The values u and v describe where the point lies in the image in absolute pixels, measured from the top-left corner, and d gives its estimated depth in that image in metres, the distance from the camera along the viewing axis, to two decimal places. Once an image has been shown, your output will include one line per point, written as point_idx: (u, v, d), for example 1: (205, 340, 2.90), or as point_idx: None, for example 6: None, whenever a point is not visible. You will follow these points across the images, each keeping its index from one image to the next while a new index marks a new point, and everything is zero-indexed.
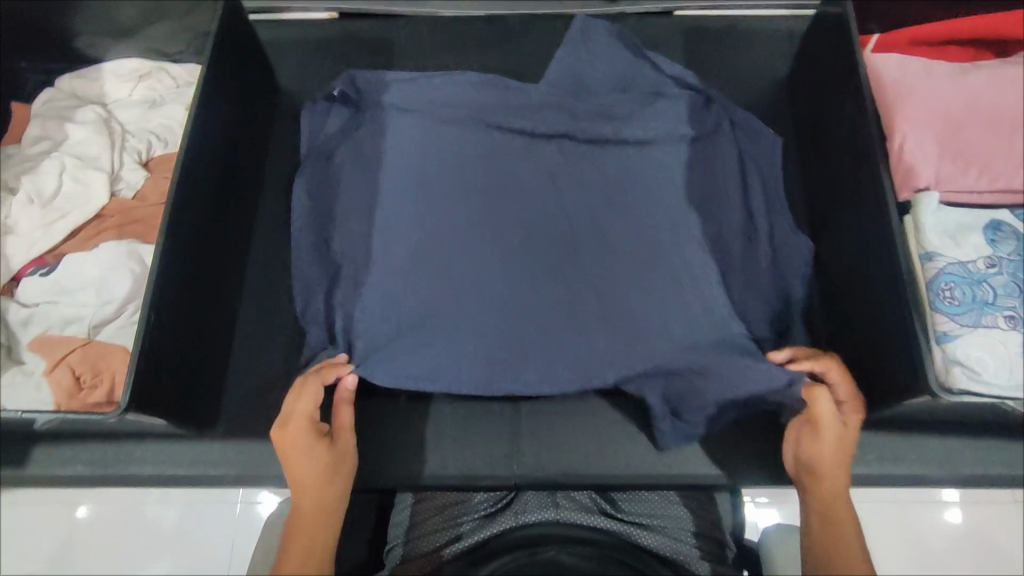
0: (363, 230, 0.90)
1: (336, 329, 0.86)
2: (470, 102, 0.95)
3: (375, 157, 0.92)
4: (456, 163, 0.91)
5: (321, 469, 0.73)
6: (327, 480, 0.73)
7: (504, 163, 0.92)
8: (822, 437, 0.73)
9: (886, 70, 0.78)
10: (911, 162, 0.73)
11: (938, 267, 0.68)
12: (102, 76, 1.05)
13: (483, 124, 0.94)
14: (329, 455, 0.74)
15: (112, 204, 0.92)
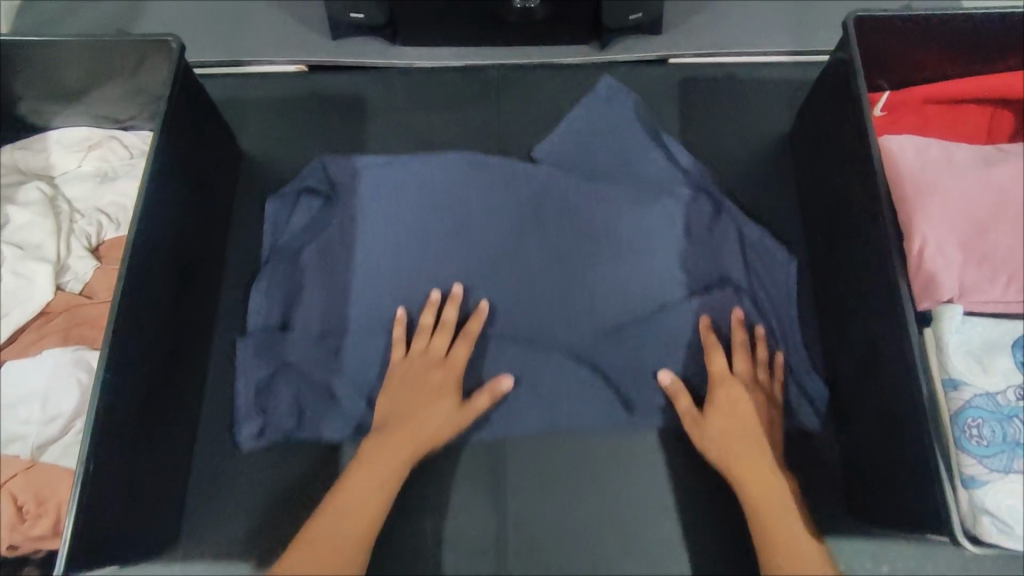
0: (335, 334, 0.83)
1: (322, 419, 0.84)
2: (452, 187, 0.86)
3: (343, 254, 0.85)
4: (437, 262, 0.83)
5: (439, 418, 0.78)
6: (433, 414, 0.78)
7: (492, 261, 0.84)
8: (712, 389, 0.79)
9: (902, 159, 0.71)
10: (932, 269, 0.66)
11: (963, 399, 0.61)
12: (47, 146, 0.96)
13: (466, 215, 0.85)
14: (441, 396, 0.79)
15: (57, 300, 0.84)
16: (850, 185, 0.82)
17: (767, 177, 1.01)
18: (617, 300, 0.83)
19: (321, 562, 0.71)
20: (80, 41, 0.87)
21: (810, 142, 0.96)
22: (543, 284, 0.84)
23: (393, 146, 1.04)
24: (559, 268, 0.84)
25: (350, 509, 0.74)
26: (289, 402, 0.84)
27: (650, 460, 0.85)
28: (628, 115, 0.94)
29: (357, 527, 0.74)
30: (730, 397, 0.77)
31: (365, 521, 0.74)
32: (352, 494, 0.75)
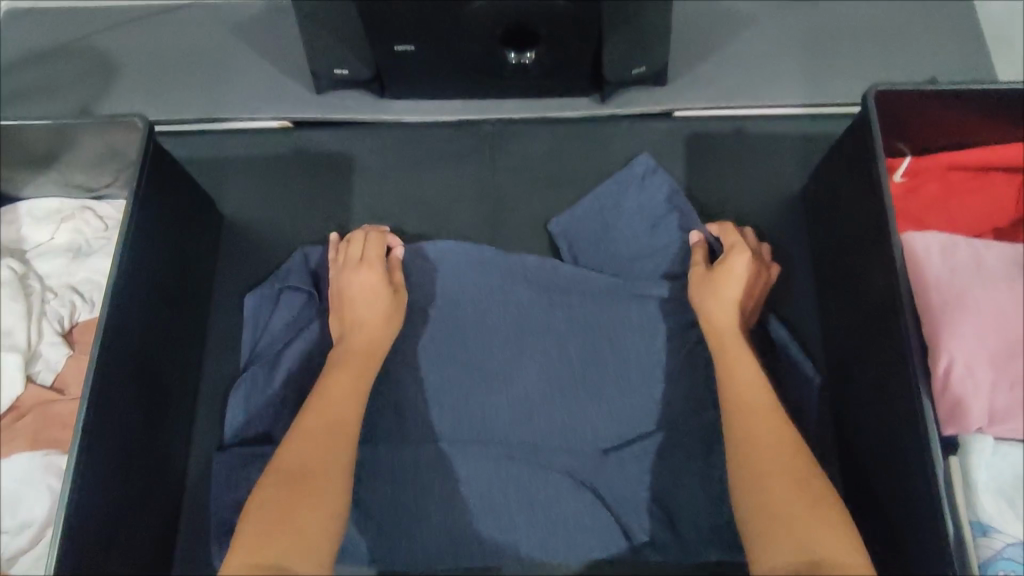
0: None
1: None
2: (442, 300, 0.86)
3: None
4: (426, 386, 0.83)
5: (380, 316, 0.80)
6: (378, 327, 0.80)
7: (484, 383, 0.84)
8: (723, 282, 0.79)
9: (928, 264, 0.65)
10: (961, 394, 0.60)
11: (995, 546, 0.57)
12: (18, 218, 0.92)
13: (456, 331, 0.85)
14: (373, 296, 0.81)
15: (28, 393, 0.80)
16: (872, 273, 0.76)
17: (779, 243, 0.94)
18: (605, 422, 0.83)
19: (279, 521, 0.62)
20: (47, 122, 0.83)
21: (824, 211, 0.89)
22: (532, 409, 0.83)
23: (382, 209, 0.98)
24: (549, 386, 0.84)
25: (310, 438, 0.69)
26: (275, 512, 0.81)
27: (652, 554, 0.81)
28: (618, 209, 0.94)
29: (320, 438, 0.69)
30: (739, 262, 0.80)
31: (330, 442, 0.69)
32: (310, 429, 0.70)
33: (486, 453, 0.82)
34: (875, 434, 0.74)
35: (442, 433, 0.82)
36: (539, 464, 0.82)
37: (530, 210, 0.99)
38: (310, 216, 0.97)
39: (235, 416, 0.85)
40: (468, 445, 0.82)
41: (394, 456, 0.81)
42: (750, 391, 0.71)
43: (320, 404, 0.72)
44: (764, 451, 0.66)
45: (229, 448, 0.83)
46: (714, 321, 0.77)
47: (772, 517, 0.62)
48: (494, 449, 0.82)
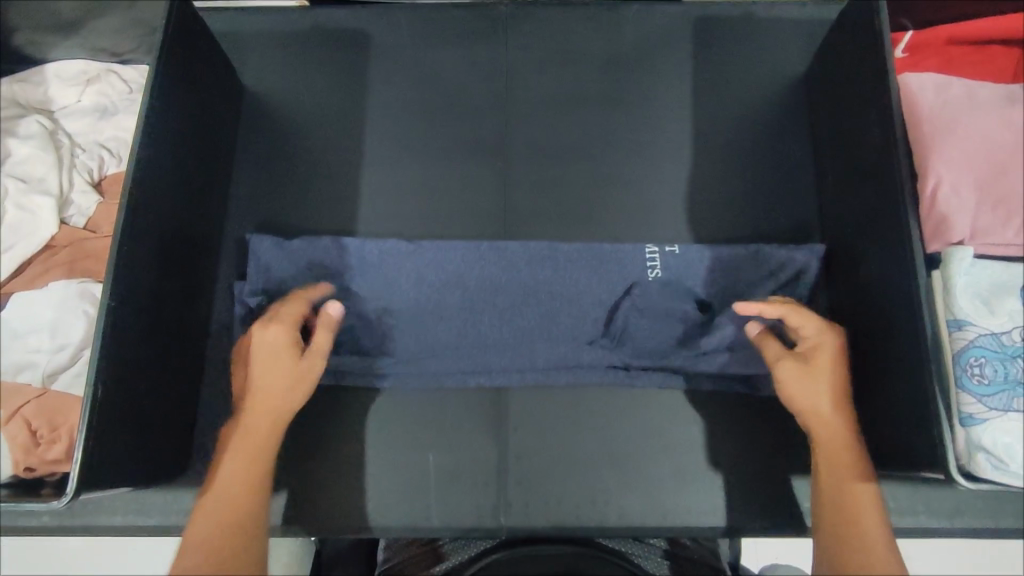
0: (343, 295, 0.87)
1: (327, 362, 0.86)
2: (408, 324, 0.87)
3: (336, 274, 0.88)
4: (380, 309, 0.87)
5: (285, 377, 0.76)
6: (281, 388, 0.76)
7: (500, 242, 0.90)
8: (785, 379, 0.72)
9: (922, 98, 0.70)
10: (944, 211, 0.65)
11: (967, 339, 0.62)
12: (44, 79, 0.95)
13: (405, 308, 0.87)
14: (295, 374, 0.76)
15: (62, 234, 0.84)
16: (867, 128, 0.79)
17: (784, 123, 0.97)
18: (616, 280, 0.88)
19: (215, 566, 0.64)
20: None
21: (830, 90, 0.91)
22: (548, 257, 0.89)
23: (395, 84, 0.99)
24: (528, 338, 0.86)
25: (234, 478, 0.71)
26: None
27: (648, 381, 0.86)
28: (629, 94, 0.98)
29: (243, 470, 0.72)
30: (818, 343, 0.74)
31: (252, 453, 0.73)
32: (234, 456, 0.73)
33: (501, 297, 0.88)
34: (864, 264, 0.78)
35: (460, 277, 0.88)
36: (551, 307, 0.88)
37: (542, 87, 0.99)
38: (325, 91, 0.99)
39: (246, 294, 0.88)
40: (484, 289, 0.88)
41: (414, 298, 0.88)
42: (836, 442, 0.71)
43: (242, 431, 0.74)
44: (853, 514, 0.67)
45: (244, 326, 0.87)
46: (803, 404, 0.72)
47: (860, 554, 0.64)
48: (508, 294, 0.88)
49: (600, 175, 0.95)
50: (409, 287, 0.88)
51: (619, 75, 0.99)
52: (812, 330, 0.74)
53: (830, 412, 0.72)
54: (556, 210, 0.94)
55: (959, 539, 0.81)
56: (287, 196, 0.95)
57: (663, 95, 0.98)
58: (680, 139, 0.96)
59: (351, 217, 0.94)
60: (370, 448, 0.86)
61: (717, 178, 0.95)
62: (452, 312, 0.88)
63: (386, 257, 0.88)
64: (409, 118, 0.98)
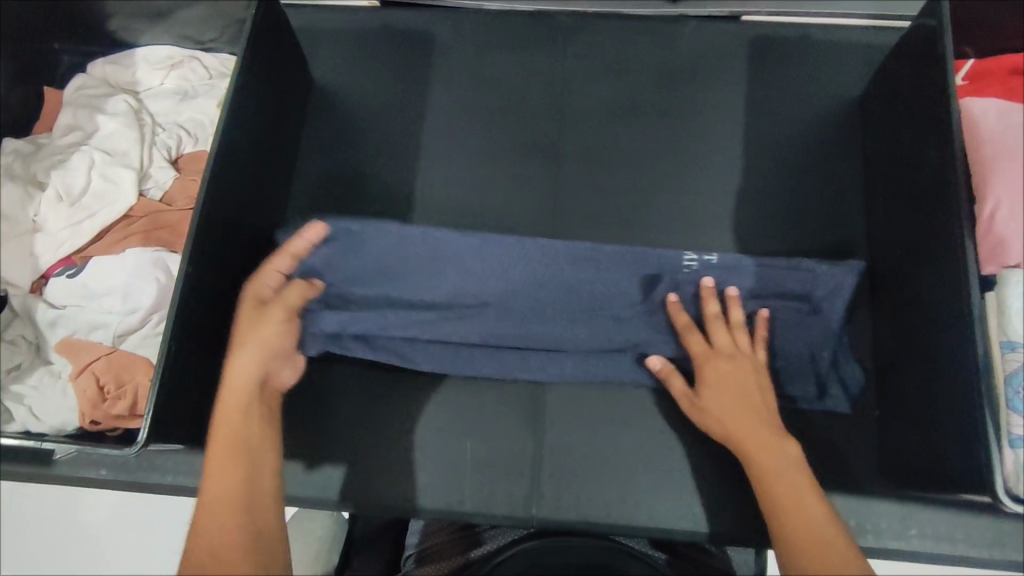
0: (388, 281, 0.86)
1: (370, 343, 0.87)
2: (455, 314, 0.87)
3: (379, 258, 0.86)
4: (426, 299, 0.86)
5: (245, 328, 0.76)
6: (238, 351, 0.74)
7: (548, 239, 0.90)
8: (692, 406, 0.80)
9: (985, 121, 0.71)
10: (1002, 234, 0.66)
11: (1018, 362, 0.63)
12: (134, 62, 1.01)
13: (452, 298, 0.87)
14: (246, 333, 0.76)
15: (139, 205, 0.89)
16: (924, 150, 0.80)
17: (836, 143, 0.98)
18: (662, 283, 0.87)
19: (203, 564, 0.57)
20: None
21: (886, 114, 0.91)
22: (597, 256, 0.87)
23: (455, 85, 1.03)
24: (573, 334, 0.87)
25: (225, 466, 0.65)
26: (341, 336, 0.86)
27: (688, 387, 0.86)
28: (680, 108, 1.01)
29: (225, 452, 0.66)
30: (704, 354, 0.80)
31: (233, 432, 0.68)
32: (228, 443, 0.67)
33: (548, 294, 0.88)
34: (914, 284, 0.78)
35: (509, 270, 0.87)
36: (595, 306, 0.88)
37: (596, 95, 1.02)
38: (389, 87, 1.04)
39: None
40: (531, 285, 0.87)
41: (459, 289, 0.86)
42: (750, 439, 0.73)
43: (227, 413, 0.69)
44: (790, 506, 0.65)
45: None
46: (708, 420, 0.78)
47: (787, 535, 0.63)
48: (555, 291, 0.87)
49: (649, 184, 0.97)
50: (455, 277, 0.86)
51: (674, 88, 1.02)
52: (697, 345, 0.81)
53: (732, 414, 0.76)
54: (604, 215, 0.96)
55: (997, 570, 0.79)
56: (346, 184, 0.99)
57: (716, 110, 1.00)
58: (731, 153, 0.98)
59: (406, 208, 0.98)
60: (409, 430, 0.88)
61: (766, 193, 0.96)
62: (500, 306, 0.87)
63: (433, 245, 0.86)
64: (467, 118, 1.02)
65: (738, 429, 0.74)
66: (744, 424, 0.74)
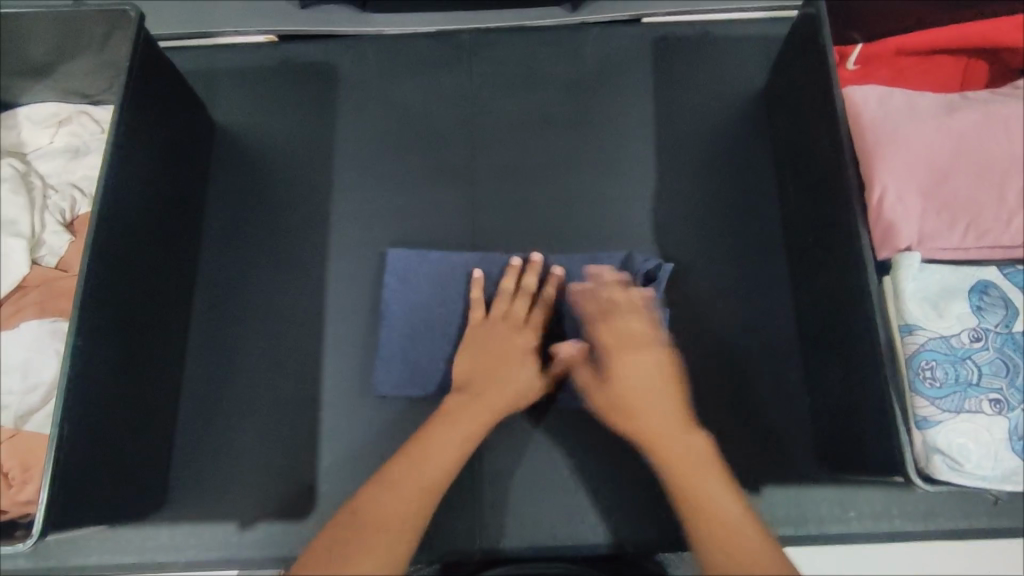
0: (360, 316, 0.92)
1: (330, 377, 0.89)
2: (410, 343, 0.89)
3: (364, 294, 0.93)
4: (395, 327, 0.89)
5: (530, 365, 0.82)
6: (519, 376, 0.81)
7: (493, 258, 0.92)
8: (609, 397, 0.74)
9: (866, 108, 0.72)
10: (891, 219, 0.67)
11: (918, 343, 0.64)
12: (17, 123, 0.96)
13: (411, 325, 0.89)
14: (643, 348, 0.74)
15: (34, 274, 0.85)
16: (819, 139, 0.81)
17: (744, 137, 0.99)
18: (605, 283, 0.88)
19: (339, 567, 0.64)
20: (49, 37, 0.90)
21: (785, 106, 0.93)
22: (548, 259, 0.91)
23: (363, 114, 1.01)
24: None
25: (401, 488, 0.71)
26: (302, 372, 0.90)
27: None
28: (591, 117, 1.01)
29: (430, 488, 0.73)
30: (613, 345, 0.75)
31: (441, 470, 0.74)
32: (415, 463, 0.74)
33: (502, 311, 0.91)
34: (824, 274, 0.80)
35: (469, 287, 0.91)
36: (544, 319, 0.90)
37: (506, 111, 1.01)
38: (295, 123, 1.01)
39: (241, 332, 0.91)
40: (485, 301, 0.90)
41: (425, 314, 0.90)
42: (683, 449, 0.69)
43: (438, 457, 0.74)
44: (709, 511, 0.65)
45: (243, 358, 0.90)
46: (642, 421, 0.71)
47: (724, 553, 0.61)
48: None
49: (568, 196, 0.97)
50: (425, 303, 0.90)
51: (583, 97, 1.02)
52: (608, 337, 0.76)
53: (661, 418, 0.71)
54: (525, 231, 0.96)
55: (933, 541, 0.82)
56: (259, 228, 0.96)
57: (627, 115, 1.00)
58: (644, 157, 0.98)
59: (323, 246, 0.95)
60: (347, 476, 0.86)
61: (681, 193, 0.96)
62: (454, 326, 0.89)
63: (409, 273, 0.91)
64: (378, 147, 1.00)
65: (662, 431, 0.70)
66: (666, 426, 0.70)
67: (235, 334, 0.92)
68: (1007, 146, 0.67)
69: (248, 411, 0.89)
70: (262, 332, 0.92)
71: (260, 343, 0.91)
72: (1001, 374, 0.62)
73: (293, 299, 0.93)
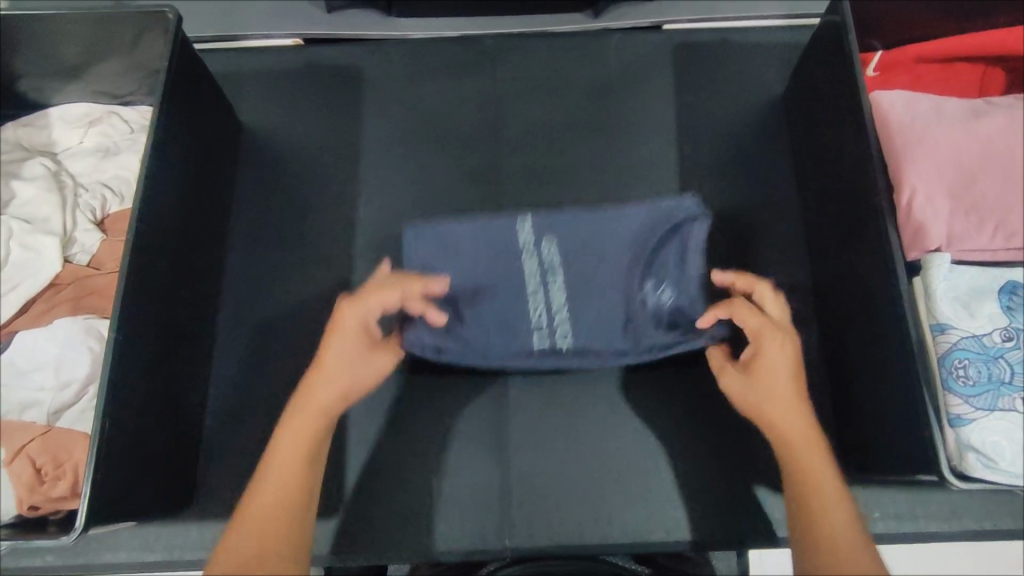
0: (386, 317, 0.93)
1: None
2: None
3: None
4: None
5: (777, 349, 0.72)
6: (781, 365, 0.72)
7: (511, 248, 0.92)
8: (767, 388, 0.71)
9: (893, 112, 0.73)
10: (920, 221, 0.69)
11: (951, 342, 0.65)
12: (49, 122, 0.97)
13: None
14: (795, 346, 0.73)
15: (66, 272, 0.85)
16: (842, 144, 0.82)
17: (765, 141, 1.00)
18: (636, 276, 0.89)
19: None
20: (82, 39, 0.91)
21: (805, 112, 0.95)
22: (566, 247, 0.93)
23: (388, 116, 1.02)
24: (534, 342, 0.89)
25: (259, 522, 0.63)
26: None
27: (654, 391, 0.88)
28: (612, 121, 1.02)
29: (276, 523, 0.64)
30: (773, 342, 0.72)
31: (291, 485, 0.66)
32: (258, 495, 0.65)
33: (558, 331, 0.84)
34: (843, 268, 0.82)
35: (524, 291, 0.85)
36: (608, 307, 0.84)
37: (528, 115, 1.02)
38: (320, 124, 1.02)
39: (269, 331, 0.92)
40: (539, 310, 0.84)
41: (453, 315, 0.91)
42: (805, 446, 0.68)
43: (274, 475, 0.66)
44: (806, 462, 0.68)
45: (272, 358, 0.91)
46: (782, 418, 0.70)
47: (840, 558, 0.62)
48: (563, 319, 0.84)
49: (591, 198, 0.98)
50: None
51: (605, 102, 1.03)
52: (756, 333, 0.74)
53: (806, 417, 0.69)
54: None
55: (956, 542, 0.82)
56: (285, 228, 0.97)
57: (648, 119, 1.02)
58: (665, 161, 1.00)
59: (350, 246, 0.96)
60: (373, 476, 0.86)
61: (703, 196, 0.97)
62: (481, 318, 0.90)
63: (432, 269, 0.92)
64: (403, 148, 1.01)
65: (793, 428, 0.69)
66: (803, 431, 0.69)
67: (261, 333, 0.92)
68: None
69: (275, 410, 0.89)
70: (290, 330, 0.92)
71: (288, 340, 0.92)
72: None
73: (320, 297, 0.94)
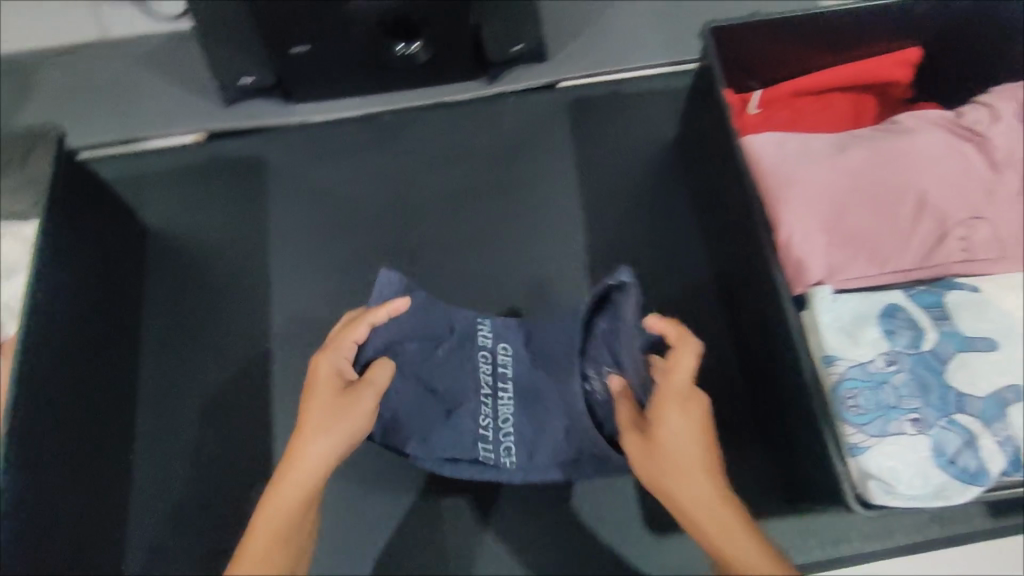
0: None
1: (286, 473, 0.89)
2: None
3: None
4: None
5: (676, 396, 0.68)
6: (681, 414, 0.67)
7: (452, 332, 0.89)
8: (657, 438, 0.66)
9: (764, 154, 0.77)
10: (800, 256, 0.71)
11: (840, 373, 0.67)
12: None
13: None
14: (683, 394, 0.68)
15: None
16: (725, 188, 0.87)
17: (665, 184, 1.04)
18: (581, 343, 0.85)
19: None
20: None
21: (695, 156, 1.00)
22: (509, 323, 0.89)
23: (297, 204, 1.03)
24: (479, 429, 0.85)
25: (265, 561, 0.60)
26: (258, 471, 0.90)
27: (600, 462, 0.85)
28: (518, 181, 1.05)
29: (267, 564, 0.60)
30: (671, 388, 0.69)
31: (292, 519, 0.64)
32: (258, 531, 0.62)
33: (502, 445, 0.85)
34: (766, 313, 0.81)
35: (464, 409, 0.86)
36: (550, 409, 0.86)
37: (435, 186, 1.04)
38: (228, 219, 1.02)
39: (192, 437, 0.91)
40: (484, 419, 0.86)
41: None
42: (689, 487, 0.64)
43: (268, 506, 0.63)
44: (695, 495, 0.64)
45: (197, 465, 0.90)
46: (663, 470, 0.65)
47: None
48: (506, 432, 0.86)
49: (505, 259, 1.00)
50: None
51: (509, 165, 1.06)
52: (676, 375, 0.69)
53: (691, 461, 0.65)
54: (467, 300, 0.98)
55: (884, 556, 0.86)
56: (200, 328, 0.96)
57: (551, 176, 1.05)
58: (572, 214, 1.03)
59: (267, 340, 0.95)
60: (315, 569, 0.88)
61: (611, 245, 1.00)
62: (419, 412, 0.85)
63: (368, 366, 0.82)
64: (314, 233, 1.01)
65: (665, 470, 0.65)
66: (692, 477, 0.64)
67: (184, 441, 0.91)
68: (890, 178, 0.73)
69: (207, 518, 0.88)
70: (214, 433, 0.91)
71: (212, 445, 0.90)
72: (916, 395, 0.66)
73: (242, 397, 0.92)
